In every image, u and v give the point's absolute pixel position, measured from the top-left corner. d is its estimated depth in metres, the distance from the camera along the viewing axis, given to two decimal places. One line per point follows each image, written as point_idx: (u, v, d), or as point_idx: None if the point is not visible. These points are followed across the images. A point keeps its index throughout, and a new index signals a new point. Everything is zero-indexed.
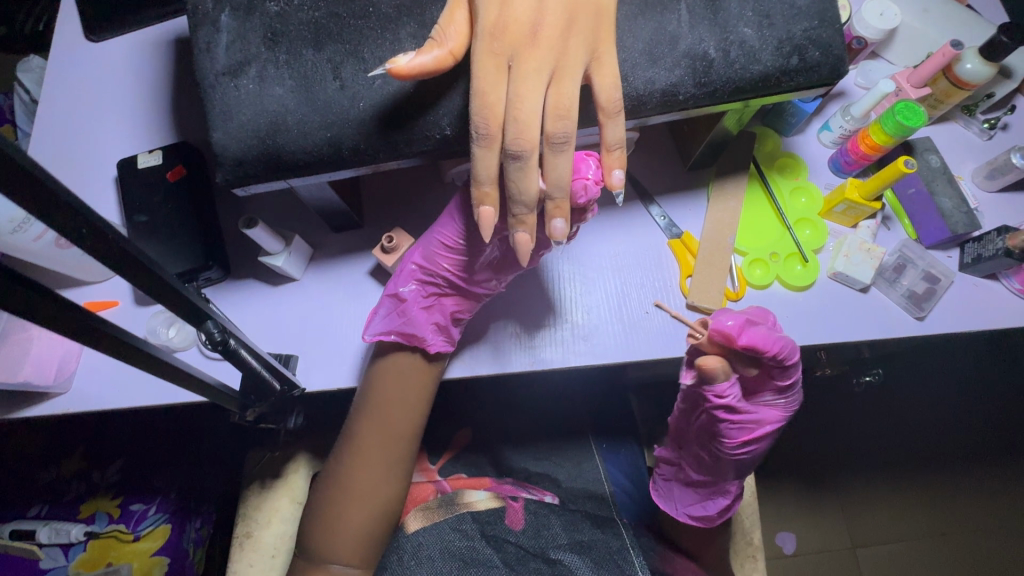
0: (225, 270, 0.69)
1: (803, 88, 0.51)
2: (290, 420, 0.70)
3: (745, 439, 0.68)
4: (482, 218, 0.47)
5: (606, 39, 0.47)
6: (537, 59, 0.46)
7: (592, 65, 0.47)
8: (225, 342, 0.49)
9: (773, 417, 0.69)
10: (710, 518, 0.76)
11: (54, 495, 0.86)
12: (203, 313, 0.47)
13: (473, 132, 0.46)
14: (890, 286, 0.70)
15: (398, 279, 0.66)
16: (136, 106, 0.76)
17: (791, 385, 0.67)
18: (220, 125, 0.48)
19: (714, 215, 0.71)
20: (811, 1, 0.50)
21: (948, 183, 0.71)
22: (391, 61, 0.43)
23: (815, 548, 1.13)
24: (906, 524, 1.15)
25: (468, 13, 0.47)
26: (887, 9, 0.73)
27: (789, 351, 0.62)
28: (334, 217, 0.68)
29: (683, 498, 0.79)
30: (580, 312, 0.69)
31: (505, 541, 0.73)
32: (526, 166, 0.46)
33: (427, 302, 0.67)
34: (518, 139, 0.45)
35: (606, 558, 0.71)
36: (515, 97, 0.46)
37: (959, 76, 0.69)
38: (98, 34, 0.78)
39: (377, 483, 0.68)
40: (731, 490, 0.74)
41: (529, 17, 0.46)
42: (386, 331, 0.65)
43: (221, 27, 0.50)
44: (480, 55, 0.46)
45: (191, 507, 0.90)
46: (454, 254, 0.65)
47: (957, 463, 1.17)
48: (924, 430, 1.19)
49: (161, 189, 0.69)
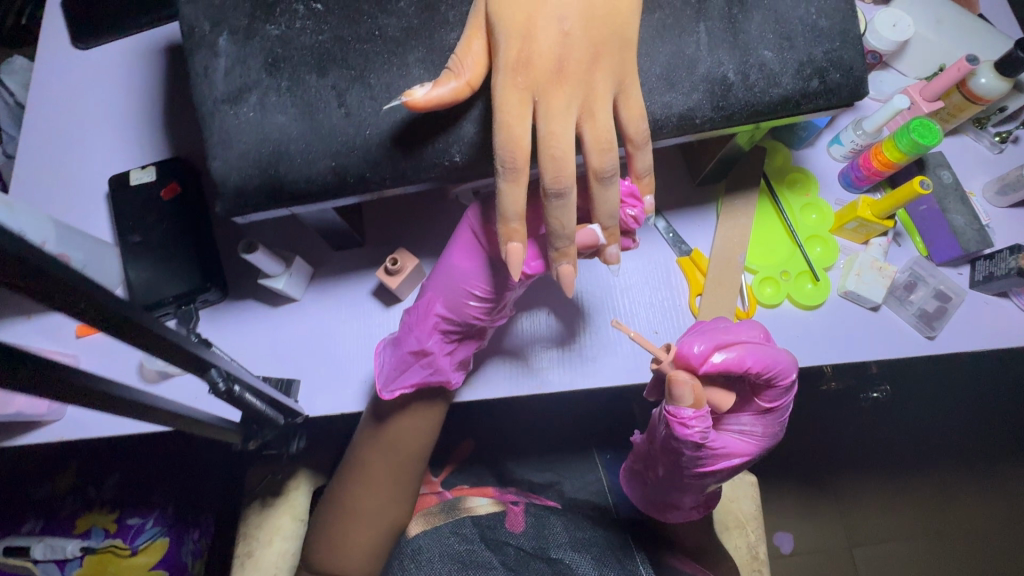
0: (222, 291, 0.67)
1: (822, 110, 0.50)
2: (292, 444, 0.69)
3: (709, 464, 0.60)
4: (511, 255, 0.47)
5: (632, 71, 0.47)
6: (563, 95, 0.46)
7: (619, 98, 0.47)
8: (229, 392, 0.46)
9: (743, 445, 0.61)
10: (664, 513, 0.73)
11: (49, 510, 0.84)
12: (204, 361, 0.44)
13: (500, 165, 0.46)
14: (901, 305, 0.68)
15: (421, 330, 0.61)
16: (127, 118, 0.73)
17: (772, 410, 0.61)
18: (220, 153, 0.49)
19: (724, 231, 0.70)
20: (833, 22, 0.49)
21: (960, 201, 0.70)
22: (407, 95, 0.44)
23: (812, 548, 1.13)
24: (907, 531, 1.14)
25: (486, 44, 0.47)
26: (901, 19, 0.71)
27: (778, 372, 0.57)
28: (335, 236, 0.66)
29: (648, 505, 0.74)
30: (588, 334, 0.67)
31: (505, 544, 0.71)
32: (566, 201, 0.46)
33: (451, 347, 0.62)
34: (558, 177, 0.46)
35: (607, 554, 0.72)
36: (545, 132, 0.46)
37: (973, 90, 0.68)
38: (85, 42, 0.75)
39: (379, 512, 0.66)
40: (688, 502, 0.69)
41: (552, 49, 0.46)
42: (415, 384, 0.61)
43: (219, 51, 0.50)
44: (505, 89, 0.46)
45: (188, 519, 0.87)
46: (479, 299, 0.60)
47: (963, 471, 1.15)
48: (932, 438, 1.16)
49: (155, 206, 0.67)
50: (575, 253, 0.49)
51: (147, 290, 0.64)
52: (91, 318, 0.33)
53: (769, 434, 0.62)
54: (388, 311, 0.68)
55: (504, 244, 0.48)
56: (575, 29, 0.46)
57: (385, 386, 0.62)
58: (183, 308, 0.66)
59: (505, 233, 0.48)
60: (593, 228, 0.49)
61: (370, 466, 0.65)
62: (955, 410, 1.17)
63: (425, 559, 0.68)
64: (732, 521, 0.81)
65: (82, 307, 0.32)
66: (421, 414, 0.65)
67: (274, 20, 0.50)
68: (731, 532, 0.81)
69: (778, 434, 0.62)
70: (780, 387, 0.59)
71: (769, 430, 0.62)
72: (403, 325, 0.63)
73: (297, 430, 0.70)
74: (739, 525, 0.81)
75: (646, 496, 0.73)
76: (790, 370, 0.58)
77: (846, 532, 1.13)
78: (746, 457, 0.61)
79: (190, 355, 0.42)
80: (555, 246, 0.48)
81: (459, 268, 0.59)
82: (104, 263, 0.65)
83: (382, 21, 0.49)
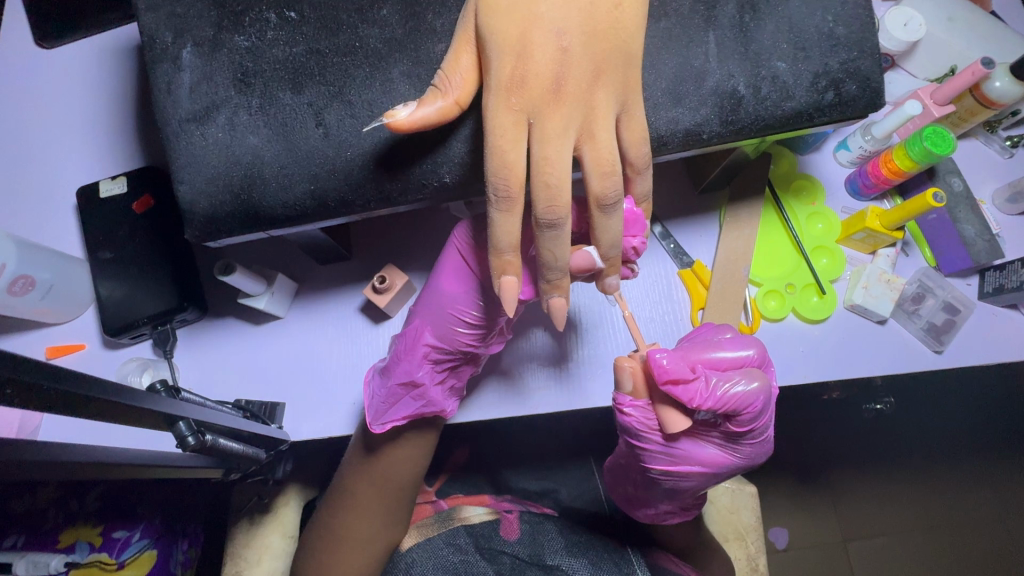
0: (202, 310, 0.63)
1: (837, 123, 0.48)
2: (280, 469, 0.68)
3: (666, 467, 0.57)
4: (506, 289, 0.45)
5: (636, 89, 0.44)
6: (561, 116, 0.43)
7: (623, 118, 0.45)
8: (200, 443, 0.42)
9: (698, 457, 0.57)
10: (630, 508, 0.69)
11: (33, 522, 0.68)
12: (171, 415, 0.41)
13: (492, 194, 0.43)
14: (910, 318, 0.66)
15: (410, 362, 0.57)
16: (94, 122, 0.68)
17: (743, 432, 0.55)
18: (186, 176, 0.48)
19: (727, 243, 0.67)
20: (850, 30, 0.47)
21: (971, 209, 0.67)
22: (389, 116, 0.41)
23: (809, 543, 1.03)
24: (934, 562, 1.01)
25: (476, 59, 0.44)
26: (912, 18, 0.68)
27: (737, 405, 0.52)
28: (319, 251, 0.62)
29: (617, 490, 0.70)
30: (586, 352, 0.64)
31: (500, 552, 0.66)
32: (560, 234, 0.44)
33: (442, 376, 0.59)
34: (552, 208, 0.43)
35: (604, 558, 0.67)
36: (540, 157, 0.43)
37: (986, 94, 0.65)
38: (50, 41, 0.70)
39: (369, 540, 0.63)
40: (660, 506, 0.64)
41: (550, 67, 0.43)
42: (407, 417, 0.58)
43: (182, 65, 0.49)
44: (498, 111, 0.43)
45: (176, 528, 0.73)
46: (467, 325, 0.57)
47: (1003, 494, 1.02)
48: (966, 457, 1.03)
49: (127, 219, 0.62)
50: (568, 284, 0.47)
51: (124, 309, 0.61)
52: (26, 401, 0.30)
53: (733, 456, 0.57)
54: (377, 329, 0.65)
55: (497, 277, 0.45)
56: (577, 47, 0.43)
57: (376, 420, 0.59)
58: (159, 328, 0.62)
59: (499, 266, 0.45)
60: (589, 250, 0.48)
61: (360, 491, 0.62)
62: (999, 429, 1.03)
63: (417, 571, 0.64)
64: (732, 533, 0.77)
65: (12, 391, 0.29)
66: (413, 438, 0.62)
67: (243, 33, 0.49)
68: (731, 544, 0.77)
69: (749, 454, 0.57)
70: (744, 412, 0.53)
71: (739, 448, 0.56)
72: (391, 351, 0.60)
73: (284, 453, 0.69)
74: (738, 536, 0.77)
75: (618, 484, 0.70)
76: (756, 401, 0.52)
77: (840, 524, 1.03)
78: (699, 467, 0.57)
79: (152, 414, 0.39)
80: (547, 278, 0.46)
81: (448, 293, 0.57)
82: (72, 281, 0.61)
83: (363, 31, 0.47)
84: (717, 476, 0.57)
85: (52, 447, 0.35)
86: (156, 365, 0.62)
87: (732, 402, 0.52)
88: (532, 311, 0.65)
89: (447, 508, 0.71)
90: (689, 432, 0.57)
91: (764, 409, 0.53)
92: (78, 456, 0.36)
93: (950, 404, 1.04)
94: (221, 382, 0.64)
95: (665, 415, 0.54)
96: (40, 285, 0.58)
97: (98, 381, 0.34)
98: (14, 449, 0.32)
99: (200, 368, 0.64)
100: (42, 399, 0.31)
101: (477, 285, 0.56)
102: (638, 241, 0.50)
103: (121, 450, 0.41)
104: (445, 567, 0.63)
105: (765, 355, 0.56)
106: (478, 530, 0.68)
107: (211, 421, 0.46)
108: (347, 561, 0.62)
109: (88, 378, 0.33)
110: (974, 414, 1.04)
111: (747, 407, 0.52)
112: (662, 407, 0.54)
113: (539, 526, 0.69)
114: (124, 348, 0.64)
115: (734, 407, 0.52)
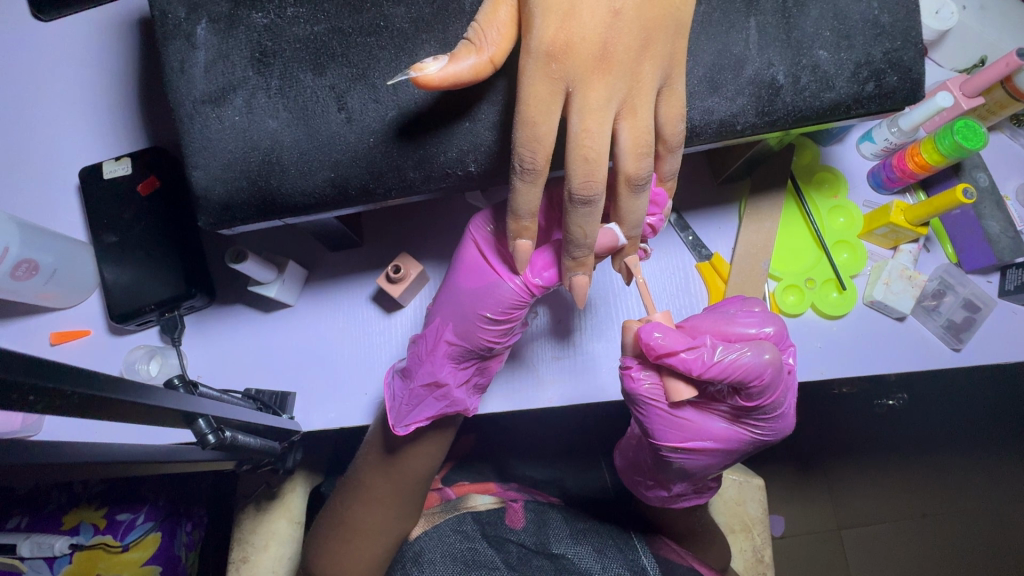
0: (210, 297, 0.62)
1: (875, 114, 0.46)
2: (290, 458, 0.65)
3: (675, 443, 0.55)
4: (521, 251, 0.47)
5: (680, 61, 0.42)
6: (604, 85, 0.41)
7: (664, 91, 0.43)
8: (219, 436, 0.42)
9: (709, 429, 0.55)
10: (642, 491, 0.67)
11: (36, 505, 0.67)
12: (190, 413, 0.40)
13: (517, 164, 0.42)
14: (930, 316, 0.65)
15: (433, 362, 0.56)
16: (96, 100, 0.65)
17: (753, 408, 0.53)
18: (199, 159, 0.46)
19: (747, 236, 0.65)
20: (895, 18, 0.45)
21: (996, 205, 0.66)
22: (418, 70, 0.38)
23: (804, 530, 1.04)
24: (931, 552, 1.02)
25: (514, 13, 0.41)
26: (943, 7, 0.65)
27: (745, 376, 0.50)
28: (331, 237, 0.60)
29: (630, 473, 0.68)
30: (599, 346, 0.62)
31: (505, 540, 0.65)
32: (589, 208, 0.43)
33: (464, 372, 0.58)
34: (587, 182, 0.42)
35: (608, 544, 0.66)
36: (579, 129, 0.41)
37: (1018, 87, 0.62)
38: (47, 14, 0.67)
39: (382, 532, 0.63)
40: (674, 488, 0.63)
41: (597, 30, 0.41)
42: (430, 418, 0.57)
43: (197, 42, 0.47)
44: (535, 79, 0.41)
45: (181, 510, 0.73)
46: (491, 322, 0.54)
47: (1005, 491, 1.03)
48: (967, 454, 1.04)
49: (133, 202, 0.60)
50: (592, 261, 0.47)
51: (131, 295, 0.60)
52: (49, 405, 0.29)
53: (748, 430, 0.55)
54: (390, 318, 0.63)
55: (512, 240, 0.47)
56: (626, 14, 0.41)
57: (399, 422, 0.58)
58: (167, 314, 0.60)
59: (517, 230, 0.46)
60: (612, 226, 0.47)
61: (373, 486, 0.62)
62: (1008, 429, 1.04)
63: (426, 559, 0.63)
64: (738, 524, 0.77)
65: (35, 398, 0.28)
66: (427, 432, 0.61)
67: (261, 9, 0.46)
68: (736, 535, 0.77)
69: (762, 430, 0.55)
70: (756, 386, 0.50)
71: (751, 424, 0.55)
72: (411, 347, 0.59)
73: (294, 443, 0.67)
74: (745, 528, 0.77)
75: (631, 466, 0.68)
76: (764, 374, 0.50)
77: (836, 510, 1.03)
78: (710, 440, 0.55)
79: (173, 411, 0.38)
80: (573, 254, 0.46)
81: (468, 290, 0.54)
82: (76, 268, 0.59)
83: (391, 10, 0.45)
84: (728, 452, 0.56)
85: (63, 445, 0.34)
86: (164, 353, 0.61)
87: (743, 377, 0.50)
88: (545, 297, 0.64)
89: (454, 497, 0.70)
90: (696, 404, 0.55)
91: (773, 384, 0.51)
92: (93, 455, 0.36)
93: (960, 403, 1.05)
94: (229, 369, 0.63)
95: (671, 385, 0.52)
96: (43, 270, 0.57)
97: (118, 381, 0.33)
98: (25, 450, 0.31)
99: (208, 355, 0.63)
100: (64, 404, 0.30)
101: (498, 278, 0.53)
102: (655, 217, 0.50)
103: (133, 445, 0.40)
104: (451, 556, 0.62)
105: (782, 334, 0.54)
106: (485, 518, 0.67)
107: (229, 416, 0.46)
108: (358, 548, 0.62)
109: (112, 380, 0.33)
110: (976, 410, 1.05)
111: (755, 380, 0.50)
112: (668, 376, 0.53)
113: (544, 515, 0.68)
114: (131, 334, 0.62)
115: (745, 381, 0.50)
